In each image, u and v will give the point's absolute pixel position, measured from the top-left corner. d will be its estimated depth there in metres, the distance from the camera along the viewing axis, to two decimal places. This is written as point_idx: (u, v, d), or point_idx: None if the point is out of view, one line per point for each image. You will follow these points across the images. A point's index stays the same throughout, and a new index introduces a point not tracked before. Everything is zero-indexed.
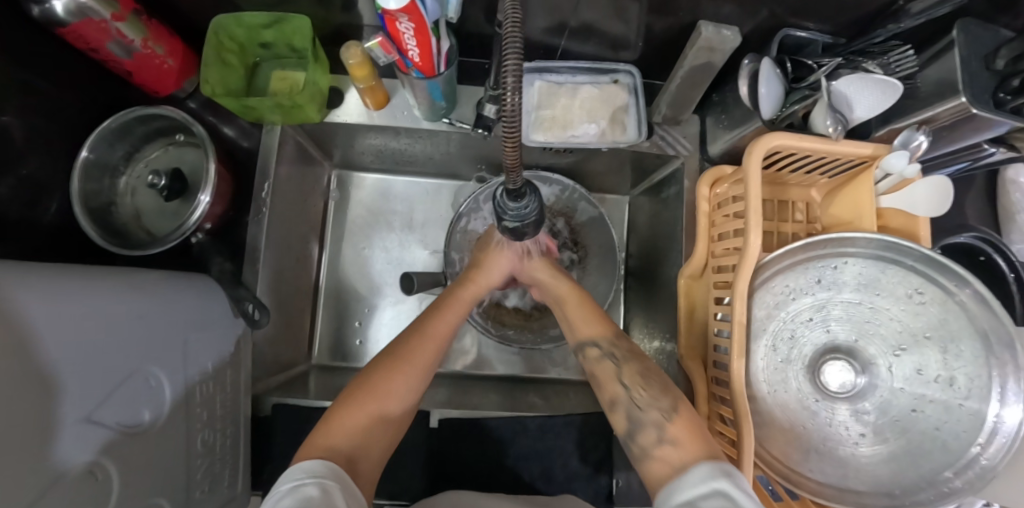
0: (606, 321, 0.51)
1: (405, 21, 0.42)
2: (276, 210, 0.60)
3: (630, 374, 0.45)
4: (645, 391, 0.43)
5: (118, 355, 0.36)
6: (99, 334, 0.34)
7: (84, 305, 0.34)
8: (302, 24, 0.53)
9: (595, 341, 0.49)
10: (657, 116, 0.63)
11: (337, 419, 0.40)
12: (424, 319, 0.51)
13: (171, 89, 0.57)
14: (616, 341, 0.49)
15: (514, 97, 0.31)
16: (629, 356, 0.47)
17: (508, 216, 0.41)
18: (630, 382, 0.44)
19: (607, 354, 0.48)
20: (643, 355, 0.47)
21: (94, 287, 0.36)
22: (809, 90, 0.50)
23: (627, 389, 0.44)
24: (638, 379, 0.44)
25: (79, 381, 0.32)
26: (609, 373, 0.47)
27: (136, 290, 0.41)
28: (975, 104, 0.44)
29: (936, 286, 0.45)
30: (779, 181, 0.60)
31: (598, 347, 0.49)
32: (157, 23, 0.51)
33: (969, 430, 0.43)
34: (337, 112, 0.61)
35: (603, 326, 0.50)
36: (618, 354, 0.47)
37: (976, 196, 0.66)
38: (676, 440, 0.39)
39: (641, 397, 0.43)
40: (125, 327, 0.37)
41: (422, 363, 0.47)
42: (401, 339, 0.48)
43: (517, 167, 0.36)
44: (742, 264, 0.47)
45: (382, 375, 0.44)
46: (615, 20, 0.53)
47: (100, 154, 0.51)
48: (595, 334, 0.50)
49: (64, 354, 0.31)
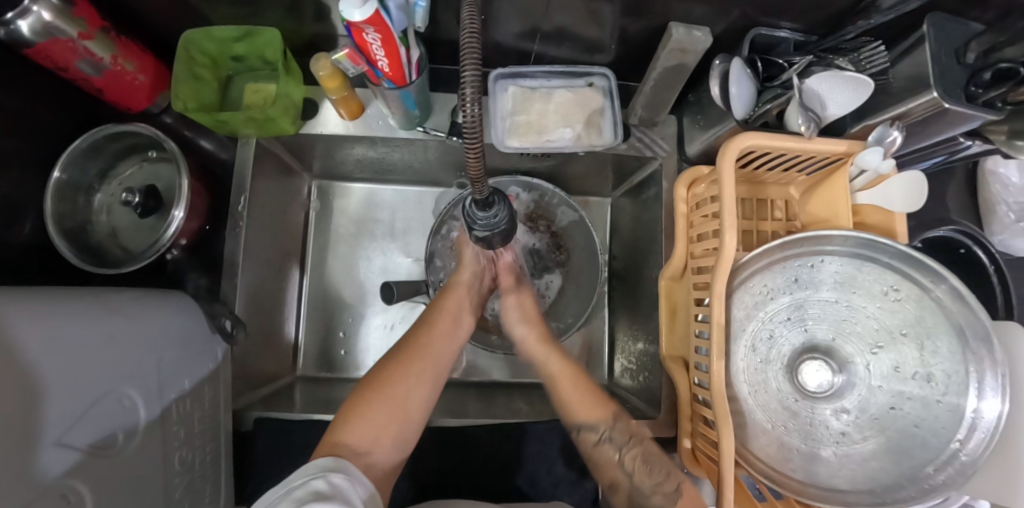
0: (604, 401, 0.51)
1: (371, 32, 0.43)
2: (254, 223, 0.60)
3: (632, 459, 0.47)
4: (648, 476, 0.45)
5: (88, 377, 0.36)
6: (66, 356, 0.34)
7: (48, 330, 0.34)
8: (272, 37, 0.53)
9: (594, 426, 0.49)
10: (633, 118, 0.63)
11: (352, 411, 0.43)
12: (430, 317, 0.55)
13: (144, 104, 0.57)
14: (614, 425, 0.49)
15: (472, 106, 0.31)
16: (630, 441, 0.48)
17: (477, 225, 0.41)
18: (632, 468, 0.46)
19: (606, 438, 0.49)
20: (640, 433, 0.49)
21: (61, 311, 0.36)
22: (780, 89, 0.49)
23: (629, 473, 0.46)
24: (640, 464, 0.46)
25: (47, 404, 0.32)
26: (609, 458, 0.48)
27: (105, 311, 0.40)
28: (946, 98, 0.44)
29: (911, 282, 0.45)
30: (757, 180, 0.60)
31: (597, 432, 0.49)
32: (127, 40, 0.51)
33: (948, 427, 0.43)
34: (313, 124, 0.61)
35: (600, 409, 0.50)
36: (618, 440, 0.48)
37: (956, 188, 0.66)
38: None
39: (642, 481, 0.45)
40: (94, 348, 0.37)
41: (432, 353, 0.50)
42: (411, 334, 0.52)
43: (481, 178, 0.35)
44: (718, 266, 0.47)
45: (394, 366, 0.47)
46: (587, 23, 0.53)
47: (72, 173, 0.51)
48: (590, 419, 0.50)
49: (30, 378, 0.31)
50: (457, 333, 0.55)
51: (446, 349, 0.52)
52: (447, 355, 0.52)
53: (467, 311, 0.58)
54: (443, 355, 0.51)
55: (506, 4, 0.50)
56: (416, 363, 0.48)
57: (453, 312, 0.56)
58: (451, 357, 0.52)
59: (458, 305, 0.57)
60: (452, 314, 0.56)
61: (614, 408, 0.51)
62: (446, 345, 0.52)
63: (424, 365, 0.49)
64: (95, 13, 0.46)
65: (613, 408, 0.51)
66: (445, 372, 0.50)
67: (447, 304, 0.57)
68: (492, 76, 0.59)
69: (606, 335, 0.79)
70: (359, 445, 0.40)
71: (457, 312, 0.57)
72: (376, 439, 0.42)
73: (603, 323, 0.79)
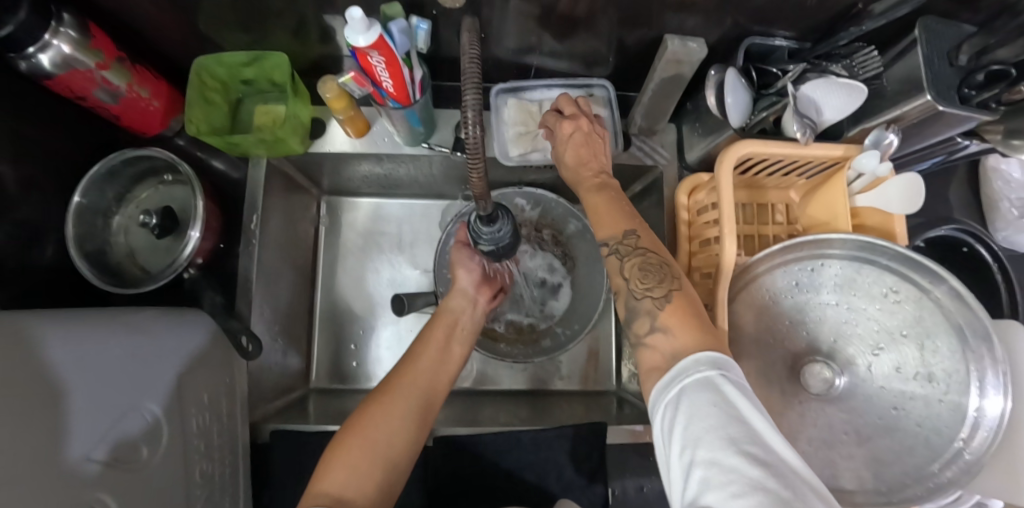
0: (624, 214, 0.46)
1: (376, 56, 0.45)
2: (266, 240, 0.62)
3: (630, 267, 0.43)
4: (643, 281, 0.42)
5: (107, 390, 0.38)
6: (78, 375, 0.36)
7: (61, 352, 0.37)
8: (280, 60, 0.55)
9: (603, 241, 0.46)
10: (633, 127, 0.65)
11: (335, 456, 0.42)
12: (417, 348, 0.55)
13: (158, 128, 0.59)
14: (624, 239, 0.45)
15: (473, 129, 0.32)
16: (633, 251, 0.44)
17: (482, 239, 0.42)
18: (629, 274, 0.43)
19: (612, 249, 0.45)
20: (650, 247, 0.44)
21: (73, 339, 0.39)
22: (776, 97, 0.51)
23: (627, 280, 0.43)
24: (637, 272, 0.43)
25: (64, 417, 0.34)
26: (613, 268, 0.45)
27: (120, 329, 0.43)
28: (940, 101, 0.44)
29: (910, 283, 0.46)
30: (757, 185, 0.61)
31: (605, 244, 0.46)
32: (141, 68, 0.53)
33: (951, 425, 0.44)
34: (321, 142, 0.63)
35: (616, 223, 0.46)
36: (623, 250, 0.44)
37: (957, 186, 0.67)
38: (667, 328, 0.38)
39: (636, 285, 0.42)
40: (110, 362, 0.39)
41: (417, 387, 0.50)
42: (396, 372, 0.52)
43: (484, 194, 0.37)
44: (720, 272, 0.48)
45: (371, 405, 0.47)
46: (583, 37, 0.54)
47: (92, 198, 0.53)
48: (603, 233, 0.46)
49: (44, 395, 0.33)
50: (448, 364, 0.55)
51: (433, 383, 0.52)
52: (437, 387, 0.52)
53: (457, 337, 0.59)
54: (426, 388, 0.51)
55: (504, 21, 0.51)
56: (399, 399, 0.48)
57: (441, 340, 0.57)
58: (439, 389, 0.52)
59: (447, 331, 0.58)
60: (441, 341, 0.57)
61: (630, 224, 0.45)
62: (434, 377, 0.53)
63: (408, 401, 0.49)
64: (111, 43, 0.48)
65: (630, 223, 0.45)
66: (433, 407, 0.51)
67: (436, 332, 0.57)
68: (495, 90, 0.61)
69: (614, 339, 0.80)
70: (341, 491, 0.39)
71: (446, 339, 0.57)
72: (359, 483, 0.40)
73: (609, 327, 0.80)
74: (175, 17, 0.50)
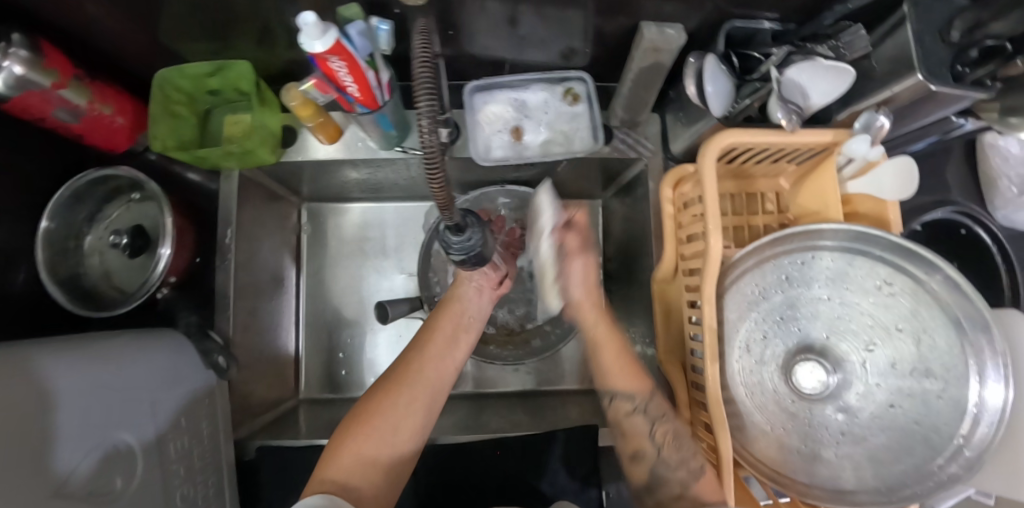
0: (641, 371, 0.51)
1: (336, 61, 0.43)
2: (243, 254, 0.60)
3: (661, 433, 0.47)
4: (676, 451, 0.46)
5: (84, 423, 0.36)
6: (59, 409, 0.34)
7: (58, 376, 0.35)
8: (244, 69, 0.54)
9: (630, 396, 0.50)
10: (614, 119, 0.62)
11: (339, 447, 0.44)
12: (423, 338, 0.54)
13: (127, 145, 0.57)
14: (649, 398, 0.50)
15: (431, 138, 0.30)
16: (663, 416, 0.48)
17: (453, 250, 0.40)
18: (660, 440, 0.47)
19: (640, 409, 0.49)
20: (674, 413, 0.49)
21: (66, 361, 0.37)
22: (760, 82, 0.48)
23: (659, 445, 0.47)
24: (671, 439, 0.47)
25: (46, 451, 0.32)
26: (639, 429, 0.49)
27: (101, 356, 0.41)
28: (931, 81, 0.42)
29: (904, 275, 0.44)
30: (745, 175, 0.59)
31: (632, 402, 0.50)
32: (101, 84, 0.51)
33: (950, 423, 0.42)
34: (292, 151, 0.61)
35: (638, 380, 0.50)
36: (651, 412, 0.49)
37: (954, 164, 0.64)
38: (699, 498, 0.43)
39: (669, 456, 0.46)
40: (94, 392, 0.38)
41: (423, 380, 0.50)
42: (401, 363, 0.52)
43: (448, 206, 0.35)
44: (706, 269, 0.46)
45: (378, 398, 0.48)
46: (557, 29, 0.52)
47: (60, 221, 0.51)
48: (626, 389, 0.50)
49: (27, 429, 0.31)
50: (455, 356, 0.54)
51: (440, 375, 0.51)
52: (443, 378, 0.52)
53: (464, 329, 0.57)
54: (434, 382, 0.51)
55: (474, 17, 0.50)
56: (406, 390, 0.49)
57: (449, 333, 0.55)
58: (447, 380, 0.52)
59: (454, 325, 0.56)
60: (448, 336, 0.55)
61: (651, 384, 0.50)
62: (441, 369, 0.52)
63: (414, 393, 0.49)
64: (66, 61, 0.47)
65: (650, 381, 0.51)
66: (440, 397, 0.51)
67: (442, 325, 0.55)
68: (468, 89, 0.59)
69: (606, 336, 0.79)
70: (345, 485, 0.41)
71: (454, 332, 0.56)
72: (363, 476, 0.43)
73: None
74: (134, 29, 0.49)
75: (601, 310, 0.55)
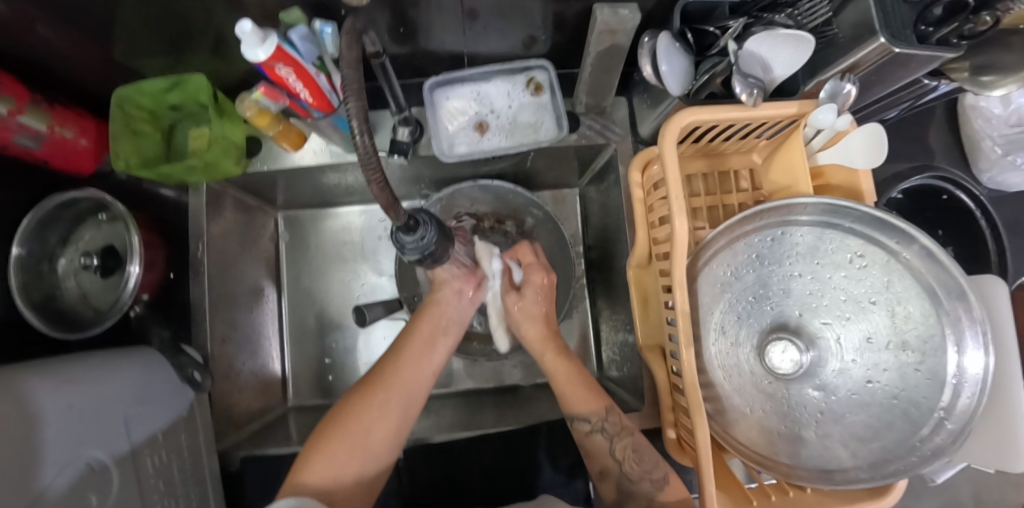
0: (598, 391, 0.51)
1: (283, 68, 0.43)
2: (217, 268, 0.61)
3: (623, 449, 0.47)
4: (636, 464, 0.47)
5: (61, 442, 0.37)
6: (30, 430, 0.34)
7: (33, 397, 0.36)
8: (200, 82, 0.53)
9: (586, 418, 0.49)
10: (580, 106, 0.62)
11: (314, 449, 0.45)
12: (402, 342, 0.53)
13: (93, 167, 0.57)
14: (607, 416, 0.49)
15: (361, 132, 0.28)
16: (621, 432, 0.48)
17: (407, 250, 0.39)
18: (622, 455, 0.48)
19: (598, 429, 0.49)
20: (631, 426, 0.49)
21: (39, 383, 0.37)
22: (718, 58, 0.47)
23: (620, 462, 0.48)
24: (631, 453, 0.47)
25: (29, 470, 0.33)
26: (602, 448, 0.49)
27: (81, 375, 0.42)
28: (894, 43, 0.39)
29: (877, 247, 0.43)
30: (715, 152, 0.57)
31: (589, 423, 0.49)
32: (61, 109, 0.51)
33: (929, 396, 0.41)
34: (257, 161, 0.62)
35: (594, 402, 0.50)
36: (610, 430, 0.48)
37: (937, 127, 0.67)
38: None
39: (630, 470, 0.47)
40: (78, 409, 0.40)
41: (400, 384, 0.49)
42: (380, 365, 0.51)
43: (393, 206, 0.34)
44: (674, 251, 0.44)
45: (355, 400, 0.48)
46: (510, 18, 0.51)
47: (32, 247, 0.51)
48: (584, 410, 0.50)
49: (4, 449, 0.32)
50: (431, 360, 0.53)
51: (418, 377, 0.51)
52: (421, 380, 0.51)
53: (443, 332, 0.55)
54: (411, 385, 0.50)
55: (426, 14, 0.49)
56: (380, 393, 0.48)
57: (426, 337, 0.54)
58: (425, 383, 0.51)
59: (432, 327, 0.55)
60: (425, 339, 0.54)
61: (607, 402, 0.50)
62: (419, 373, 0.51)
63: (390, 395, 0.48)
64: (21, 87, 0.47)
65: (607, 400, 0.50)
66: (418, 400, 0.50)
67: (420, 329, 0.54)
68: (428, 85, 0.58)
69: (591, 325, 0.78)
70: (314, 486, 0.42)
71: (432, 337, 0.54)
72: (337, 477, 0.44)
73: (586, 313, 0.79)
74: (91, 50, 0.49)
75: (552, 338, 0.55)
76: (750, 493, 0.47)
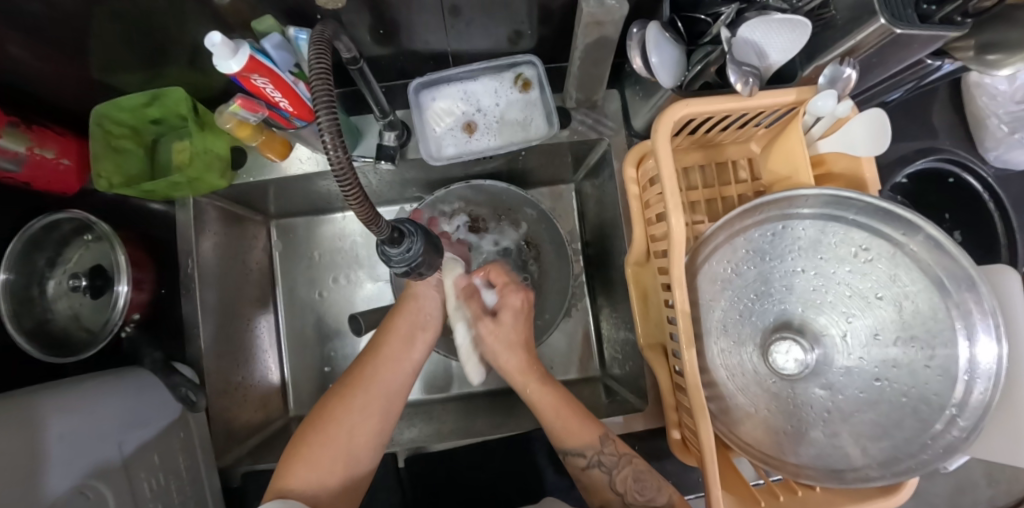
0: (590, 422, 0.49)
1: (259, 78, 0.41)
2: (209, 283, 0.60)
3: (623, 479, 0.46)
4: (641, 494, 0.45)
5: (50, 474, 0.36)
6: (18, 464, 0.34)
7: (21, 430, 0.35)
8: (178, 95, 0.52)
9: (581, 452, 0.48)
10: (571, 101, 0.60)
11: (300, 455, 0.44)
12: (379, 341, 0.53)
13: (78, 185, 0.56)
14: (602, 448, 0.47)
15: (330, 138, 0.26)
16: (620, 462, 0.47)
17: (393, 263, 0.38)
18: (624, 487, 0.46)
19: (595, 463, 0.47)
20: (627, 450, 0.48)
21: (33, 414, 0.37)
22: (712, 46, 0.45)
23: (621, 494, 0.46)
24: (632, 484, 0.46)
25: (26, 501, 0.34)
26: (601, 482, 0.47)
27: (82, 397, 0.43)
28: (895, 24, 0.36)
29: (882, 239, 0.41)
30: (712, 143, 0.55)
31: (584, 457, 0.47)
32: (41, 129, 0.50)
33: (940, 393, 0.40)
34: (242, 173, 0.61)
35: (586, 433, 0.48)
36: (608, 463, 0.47)
37: (942, 105, 0.65)
38: None
39: (634, 500, 0.45)
40: (82, 431, 0.40)
41: (378, 383, 0.49)
42: (359, 364, 0.51)
43: (374, 220, 0.32)
44: (671, 252, 0.42)
45: (334, 404, 0.47)
46: (491, 13, 0.49)
47: (19, 271, 0.50)
48: (578, 446, 0.48)
49: None
50: (412, 356, 0.53)
51: (396, 375, 0.51)
52: (399, 379, 0.51)
53: (422, 328, 0.55)
54: (391, 383, 0.50)
55: (404, 14, 0.47)
56: (360, 395, 0.48)
57: (406, 334, 0.54)
58: (402, 382, 0.51)
59: (410, 323, 0.54)
60: (403, 337, 0.53)
61: (600, 432, 0.48)
62: (396, 370, 0.51)
63: (370, 396, 0.48)
64: None
65: (601, 429, 0.49)
66: (398, 398, 0.50)
67: (397, 326, 0.54)
68: (413, 87, 0.56)
69: (592, 323, 0.77)
70: (303, 490, 0.42)
71: (409, 335, 0.54)
72: (322, 481, 0.43)
73: (586, 310, 0.78)
74: (66, 67, 0.47)
75: (531, 368, 0.53)
76: (758, 493, 0.46)
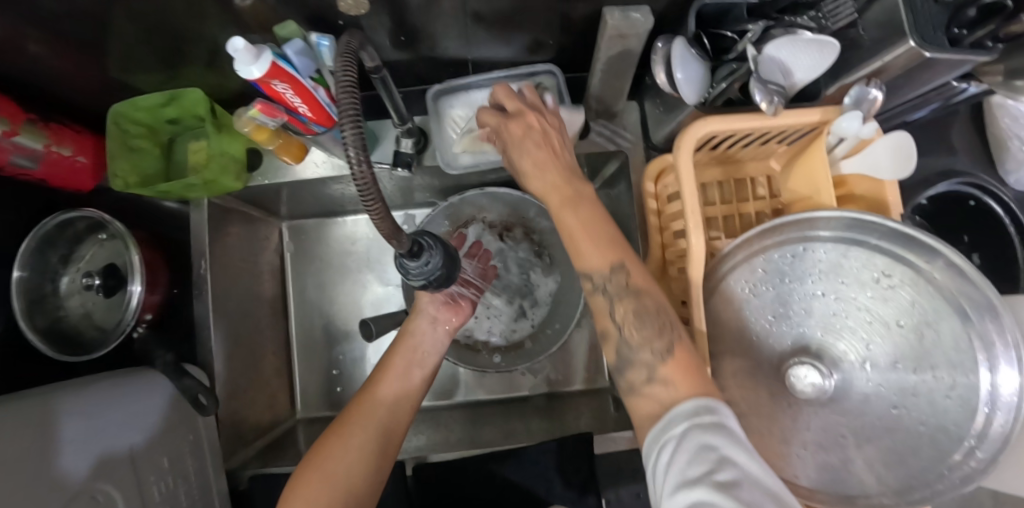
0: (611, 242, 0.41)
1: (280, 84, 0.41)
2: (220, 285, 0.60)
3: (623, 311, 0.40)
4: (639, 330, 0.39)
5: (61, 477, 0.36)
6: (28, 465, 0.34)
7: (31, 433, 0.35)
8: (196, 96, 0.52)
9: (590, 274, 0.41)
10: (589, 111, 0.59)
11: (300, 481, 0.42)
12: (376, 379, 0.52)
13: (92, 184, 0.56)
14: (613, 273, 0.40)
15: (354, 151, 0.26)
16: (626, 291, 0.40)
17: (412, 276, 0.38)
18: (623, 320, 0.40)
19: (601, 288, 0.41)
20: (643, 288, 0.40)
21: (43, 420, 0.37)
22: (736, 63, 0.44)
23: (620, 324, 0.40)
24: (632, 318, 0.39)
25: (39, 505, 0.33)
26: (602, 308, 0.41)
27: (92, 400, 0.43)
28: (925, 48, 0.36)
29: (904, 266, 0.41)
30: (732, 160, 0.55)
31: (592, 281, 0.41)
32: (58, 126, 0.49)
33: (960, 423, 0.39)
34: (256, 174, 0.60)
35: (607, 253, 0.40)
36: (614, 289, 0.40)
37: (961, 126, 0.64)
38: (666, 380, 0.36)
39: (630, 335, 0.39)
40: (93, 434, 0.40)
41: (374, 423, 0.47)
42: (353, 404, 0.49)
43: (396, 233, 0.32)
44: (688, 270, 0.42)
45: (331, 440, 0.45)
46: (514, 21, 0.49)
47: (34, 269, 0.50)
48: (591, 265, 0.41)
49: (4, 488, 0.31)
50: (407, 393, 0.51)
51: (392, 416, 0.49)
52: (397, 418, 0.49)
53: (417, 364, 0.54)
54: (387, 423, 0.48)
55: (425, 21, 0.47)
56: (355, 434, 0.46)
57: (400, 371, 0.52)
58: (399, 420, 0.49)
59: (407, 361, 0.53)
60: (399, 374, 0.52)
61: (619, 256, 0.40)
62: (391, 409, 0.49)
63: (366, 435, 0.46)
64: (16, 106, 0.45)
65: (619, 254, 0.40)
66: (394, 436, 0.48)
67: (394, 365, 0.52)
68: (431, 94, 0.56)
69: None
70: None
71: (405, 373, 0.52)
72: None
73: None
74: (86, 65, 0.47)
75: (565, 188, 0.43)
76: None
